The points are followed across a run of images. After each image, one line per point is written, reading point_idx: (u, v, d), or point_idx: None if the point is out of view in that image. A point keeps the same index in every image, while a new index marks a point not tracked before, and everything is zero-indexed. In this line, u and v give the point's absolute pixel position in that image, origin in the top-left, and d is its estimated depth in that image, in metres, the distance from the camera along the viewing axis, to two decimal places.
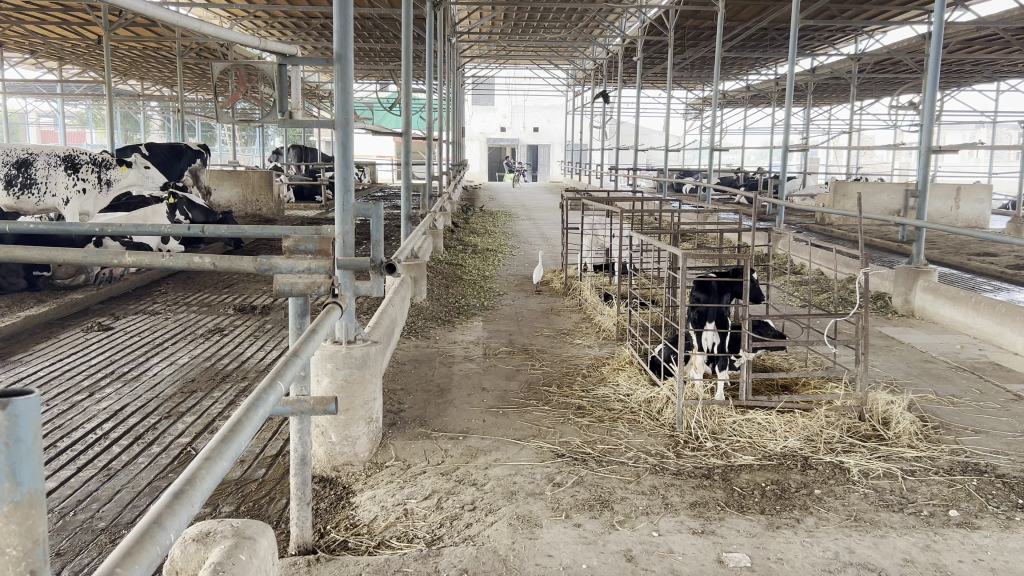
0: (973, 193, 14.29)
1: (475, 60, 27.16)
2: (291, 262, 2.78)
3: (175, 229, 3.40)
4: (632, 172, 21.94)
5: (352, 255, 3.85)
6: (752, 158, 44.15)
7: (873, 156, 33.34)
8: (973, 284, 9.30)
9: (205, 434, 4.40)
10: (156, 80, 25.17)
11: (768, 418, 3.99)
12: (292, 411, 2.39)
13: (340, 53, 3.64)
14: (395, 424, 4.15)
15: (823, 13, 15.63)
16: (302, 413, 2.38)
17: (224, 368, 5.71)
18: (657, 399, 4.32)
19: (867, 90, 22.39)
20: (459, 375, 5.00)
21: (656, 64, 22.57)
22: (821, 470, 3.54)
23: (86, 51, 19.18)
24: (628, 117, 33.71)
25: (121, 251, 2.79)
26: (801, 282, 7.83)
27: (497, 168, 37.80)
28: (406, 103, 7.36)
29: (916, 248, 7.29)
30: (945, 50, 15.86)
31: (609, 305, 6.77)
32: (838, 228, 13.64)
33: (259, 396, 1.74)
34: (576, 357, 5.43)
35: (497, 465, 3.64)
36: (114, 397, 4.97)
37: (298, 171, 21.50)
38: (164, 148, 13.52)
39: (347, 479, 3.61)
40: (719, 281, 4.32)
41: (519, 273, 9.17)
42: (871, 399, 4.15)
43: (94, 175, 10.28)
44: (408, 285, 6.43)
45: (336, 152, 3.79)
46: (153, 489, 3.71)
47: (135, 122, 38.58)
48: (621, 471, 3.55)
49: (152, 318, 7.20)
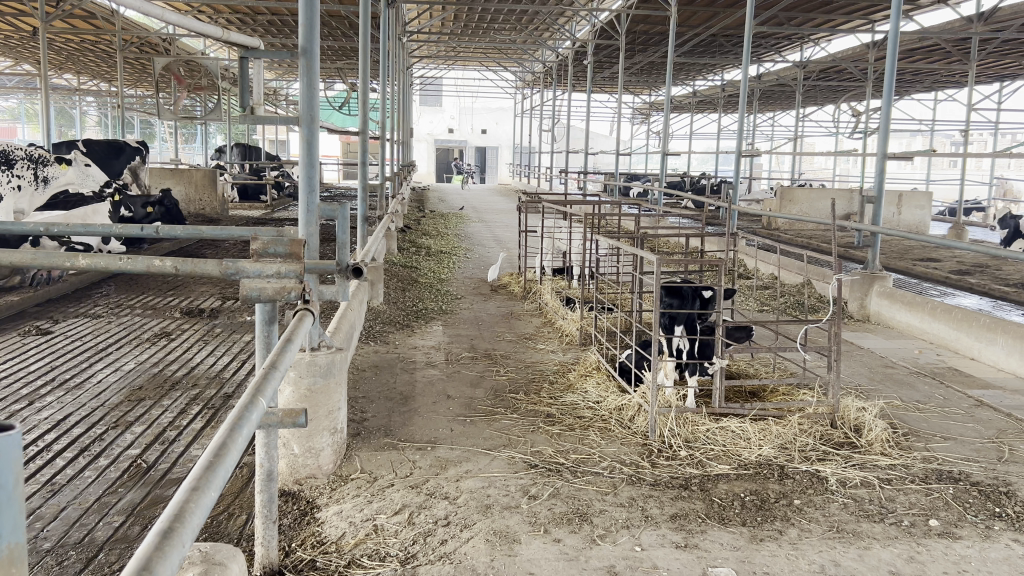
0: (914, 200, 14.60)
1: (424, 62, 26.98)
2: (259, 265, 2.63)
3: (127, 229, 3.20)
4: (582, 175, 21.99)
5: (316, 257, 3.70)
6: (697, 162, 44.73)
7: (815, 162, 34.03)
8: (921, 289, 9.48)
9: (156, 445, 4.18)
10: (93, 75, 24.47)
11: (742, 426, 3.94)
12: (261, 425, 2.22)
13: (306, 47, 3.49)
14: (359, 434, 3.98)
15: (772, 20, 15.89)
16: (271, 426, 2.20)
17: (173, 374, 5.46)
18: (629, 406, 4.24)
19: (811, 98, 22.84)
20: (422, 382, 4.84)
21: (606, 68, 22.72)
22: (799, 479, 3.49)
23: (21, 43, 18.54)
24: (576, 120, 33.85)
25: (73, 254, 2.62)
26: (758, 286, 7.84)
27: (445, 169, 37.57)
28: (363, 101, 7.17)
29: (870, 254, 7.37)
30: (888, 60, 16.25)
31: (570, 309, 6.68)
32: (787, 233, 13.81)
33: (242, 415, 1.60)
34: (542, 363, 5.34)
35: (470, 477, 3.51)
36: (56, 406, 4.70)
37: (242, 170, 21.06)
38: (101, 145, 12.96)
39: (311, 493, 3.44)
40: (694, 286, 4.24)
41: (475, 276, 9.05)
42: (842, 407, 4.15)
43: (30, 172, 9.79)
44: (365, 288, 6.25)
45: (300, 151, 3.62)
46: (102, 505, 3.49)
47: (71, 117, 37.51)
48: (597, 482, 3.45)
49: (93, 322, 6.88)
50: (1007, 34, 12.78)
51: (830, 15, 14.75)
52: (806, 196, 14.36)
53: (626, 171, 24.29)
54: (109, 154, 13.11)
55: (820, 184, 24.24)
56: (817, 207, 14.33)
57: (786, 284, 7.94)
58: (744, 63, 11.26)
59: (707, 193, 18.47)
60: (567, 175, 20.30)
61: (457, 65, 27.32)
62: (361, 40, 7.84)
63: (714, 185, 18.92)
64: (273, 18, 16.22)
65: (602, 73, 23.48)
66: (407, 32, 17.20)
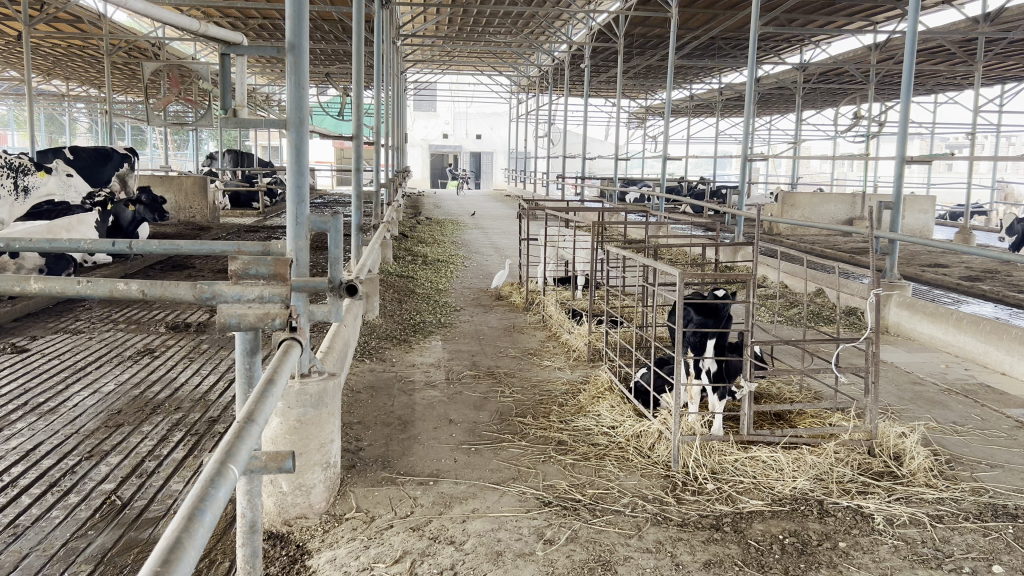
0: (916, 203, 14.36)
1: (418, 67, 26.72)
2: (239, 289, 2.28)
3: (97, 245, 2.73)
4: (579, 181, 21.67)
5: (305, 274, 3.34)
6: (693, 167, 44.52)
7: (812, 167, 33.75)
8: (932, 296, 9.21)
9: (133, 479, 3.83)
10: (82, 81, 24.09)
11: (774, 456, 3.60)
12: (243, 472, 1.77)
13: (294, 43, 3.15)
14: (354, 466, 3.64)
15: (773, 22, 15.62)
16: (254, 474, 1.74)
17: (155, 396, 5.11)
18: (648, 433, 3.90)
19: (810, 101, 22.64)
20: (421, 406, 4.50)
21: (603, 71, 22.41)
22: (841, 517, 3.16)
23: (6, 50, 18.20)
24: (572, 124, 33.58)
25: (24, 277, 2.26)
26: (771, 295, 7.51)
27: (440, 176, 37.23)
28: (356, 104, 6.77)
29: (889, 262, 7.04)
30: (890, 61, 15.96)
31: (577, 322, 6.35)
32: (791, 237, 13.51)
33: (204, 494, 1.26)
34: (549, 382, 5.00)
35: (477, 517, 3.17)
36: (25, 434, 4.34)
37: (234, 176, 20.67)
38: (89, 152, 12.59)
39: (301, 536, 3.10)
40: (726, 305, 3.88)
41: (475, 286, 8.71)
42: (880, 433, 3.82)
43: (10, 180, 9.61)
44: (360, 302, 5.91)
45: (288, 159, 3.28)
46: (69, 552, 3.15)
47: (61, 124, 37.14)
48: (619, 522, 3.12)
49: (74, 338, 6.52)
50: (1015, 33, 12.50)
51: (832, 16, 14.51)
52: (807, 201, 14.05)
53: (621, 175, 23.96)
54: (96, 162, 12.65)
55: (818, 189, 23.99)
56: (820, 212, 14.03)
57: (797, 293, 7.62)
58: (748, 66, 10.87)
59: (706, 197, 18.17)
60: (564, 179, 19.97)
61: (452, 70, 27.06)
62: (356, 43, 7.46)
63: (713, 190, 18.66)
64: (263, 22, 16.00)
65: (599, 77, 23.16)
66: (402, 36, 16.89)
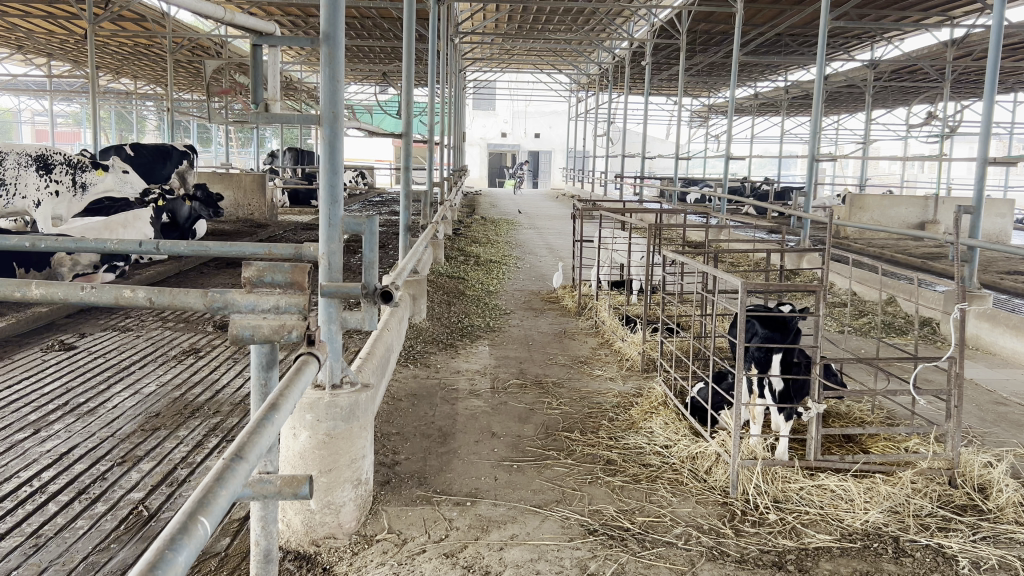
0: (994, 207, 13.66)
1: (478, 66, 26.62)
2: (252, 297, 2.07)
3: (123, 243, 2.50)
4: (638, 180, 21.24)
5: (339, 279, 3.11)
6: (757, 167, 43.61)
7: (880, 169, 32.70)
8: (1013, 306, 8.64)
9: (162, 488, 3.68)
10: (149, 79, 24.48)
11: (843, 485, 3.29)
12: (250, 497, 1.54)
13: (328, 32, 2.94)
14: (389, 483, 3.44)
15: (845, 17, 15.00)
16: (266, 499, 1.51)
17: (195, 399, 4.98)
18: (705, 455, 3.63)
19: (881, 99, 21.83)
20: (464, 417, 4.28)
21: (664, 69, 21.95)
22: (920, 558, 2.84)
23: (76, 48, 18.56)
24: (632, 123, 33.10)
25: (23, 281, 2.06)
26: (836, 303, 7.15)
27: (497, 175, 37.08)
28: (406, 100, 6.53)
29: (968, 270, 6.58)
30: (969, 58, 15.22)
31: (630, 330, 6.08)
32: (858, 240, 12.99)
33: (159, 558, 1.06)
34: (598, 394, 4.73)
35: (515, 545, 2.93)
36: (62, 436, 4.24)
37: (293, 174, 20.78)
38: (148, 149, 12.78)
39: (329, 558, 2.89)
40: (795, 319, 3.57)
41: (528, 288, 8.49)
42: (963, 462, 3.49)
43: (68, 177, 9.47)
44: (405, 304, 5.71)
45: (321, 155, 3.07)
46: (89, 566, 3.01)
47: (129, 122, 38.00)
48: (670, 557, 2.84)
49: (121, 337, 6.45)
50: None
51: (905, 11, 13.92)
52: (876, 203, 13.47)
53: (681, 176, 23.46)
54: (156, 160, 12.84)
55: (888, 190, 23.11)
56: (890, 215, 13.44)
57: (866, 301, 7.23)
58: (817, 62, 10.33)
59: (770, 199, 17.60)
60: (624, 178, 19.58)
61: (512, 69, 26.91)
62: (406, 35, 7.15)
63: (777, 190, 18.11)
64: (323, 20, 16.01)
65: (661, 74, 22.71)
66: (461, 33, 16.70)
